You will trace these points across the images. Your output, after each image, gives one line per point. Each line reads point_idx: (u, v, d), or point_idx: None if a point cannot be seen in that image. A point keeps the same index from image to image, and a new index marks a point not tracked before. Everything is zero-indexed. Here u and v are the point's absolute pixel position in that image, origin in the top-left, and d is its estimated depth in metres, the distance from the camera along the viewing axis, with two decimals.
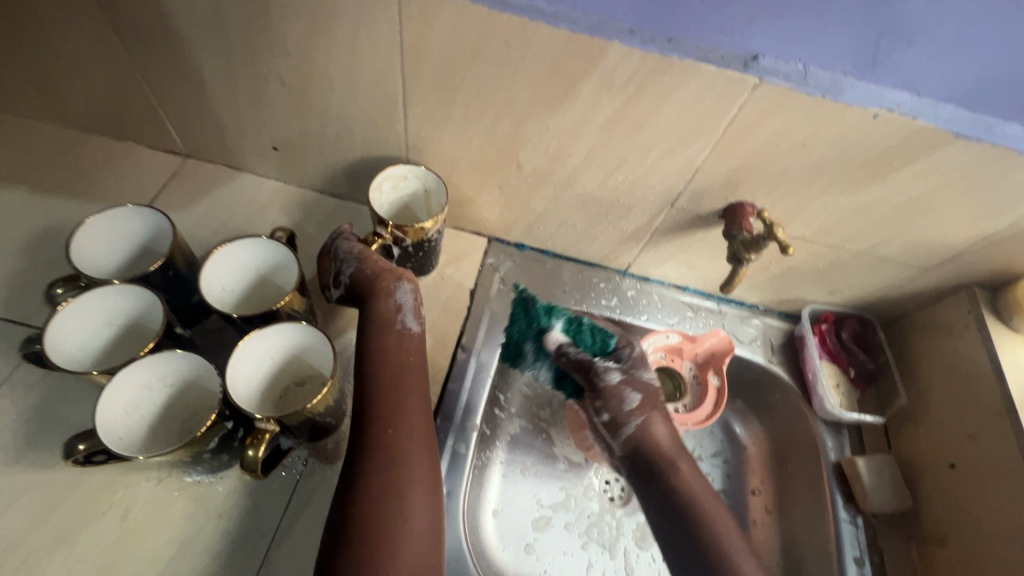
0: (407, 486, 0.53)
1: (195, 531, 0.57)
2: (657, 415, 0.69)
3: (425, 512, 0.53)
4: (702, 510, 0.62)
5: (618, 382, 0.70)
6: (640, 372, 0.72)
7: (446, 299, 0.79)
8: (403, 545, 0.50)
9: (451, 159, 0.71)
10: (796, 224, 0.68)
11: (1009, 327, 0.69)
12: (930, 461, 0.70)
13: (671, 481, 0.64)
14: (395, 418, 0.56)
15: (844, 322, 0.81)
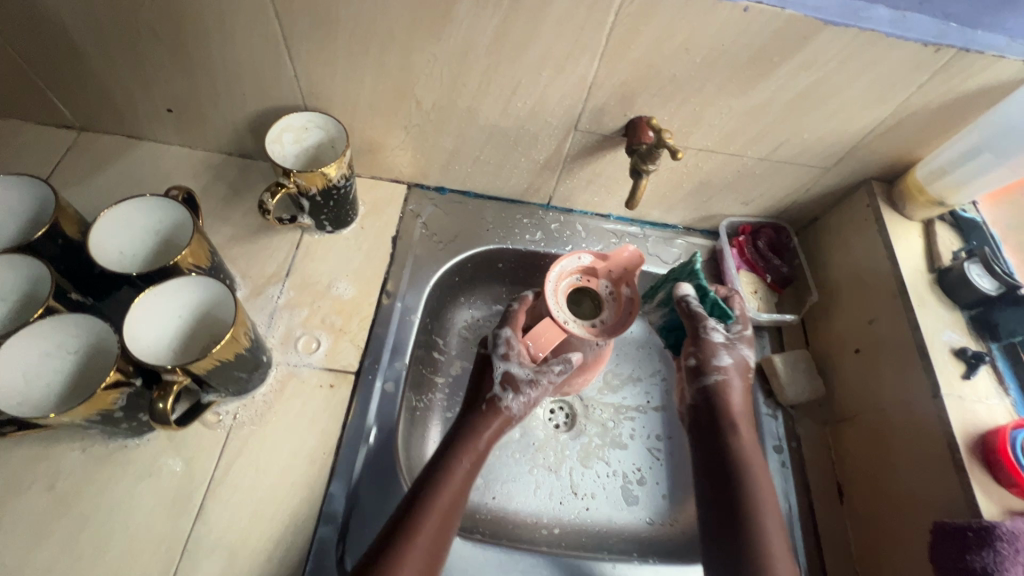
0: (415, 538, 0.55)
1: (126, 492, 0.58)
2: (740, 379, 0.70)
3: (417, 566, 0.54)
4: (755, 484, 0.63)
5: (719, 342, 0.71)
6: (741, 346, 0.72)
7: (368, 248, 0.79)
8: None
9: (349, 101, 0.70)
10: (697, 135, 0.69)
11: (903, 215, 0.72)
12: (840, 350, 0.74)
13: (750, 469, 0.64)
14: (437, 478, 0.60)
15: (759, 232, 0.84)
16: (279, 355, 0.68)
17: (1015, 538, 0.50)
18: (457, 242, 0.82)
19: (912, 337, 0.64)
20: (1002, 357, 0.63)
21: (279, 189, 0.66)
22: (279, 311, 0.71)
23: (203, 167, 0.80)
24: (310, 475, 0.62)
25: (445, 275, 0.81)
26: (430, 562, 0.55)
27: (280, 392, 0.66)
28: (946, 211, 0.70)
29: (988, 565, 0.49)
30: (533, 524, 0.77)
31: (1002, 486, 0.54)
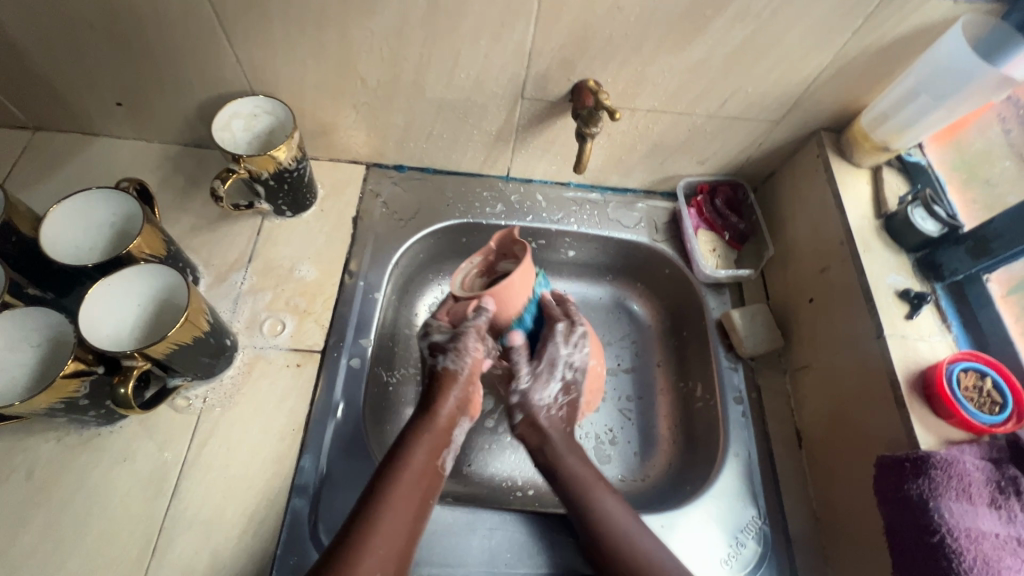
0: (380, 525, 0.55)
1: (102, 477, 0.60)
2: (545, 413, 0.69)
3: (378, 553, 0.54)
4: (590, 501, 0.61)
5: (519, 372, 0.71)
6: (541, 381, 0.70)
7: (329, 229, 0.80)
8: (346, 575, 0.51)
9: (295, 83, 0.70)
10: (643, 95, 0.70)
11: (852, 163, 0.73)
12: (796, 301, 0.76)
13: (567, 467, 0.64)
14: (401, 464, 0.60)
15: (717, 190, 0.84)
16: (245, 339, 0.70)
17: (949, 465, 0.52)
18: (418, 218, 0.83)
19: (859, 283, 0.65)
20: (946, 296, 0.64)
21: (230, 175, 0.67)
22: (243, 296, 0.73)
23: (160, 159, 0.81)
24: (280, 451, 0.64)
25: (407, 251, 0.81)
26: (389, 555, 0.54)
27: (247, 374, 0.68)
28: (892, 156, 0.71)
29: (923, 492, 0.52)
30: (507, 487, 0.76)
31: (941, 418, 0.56)
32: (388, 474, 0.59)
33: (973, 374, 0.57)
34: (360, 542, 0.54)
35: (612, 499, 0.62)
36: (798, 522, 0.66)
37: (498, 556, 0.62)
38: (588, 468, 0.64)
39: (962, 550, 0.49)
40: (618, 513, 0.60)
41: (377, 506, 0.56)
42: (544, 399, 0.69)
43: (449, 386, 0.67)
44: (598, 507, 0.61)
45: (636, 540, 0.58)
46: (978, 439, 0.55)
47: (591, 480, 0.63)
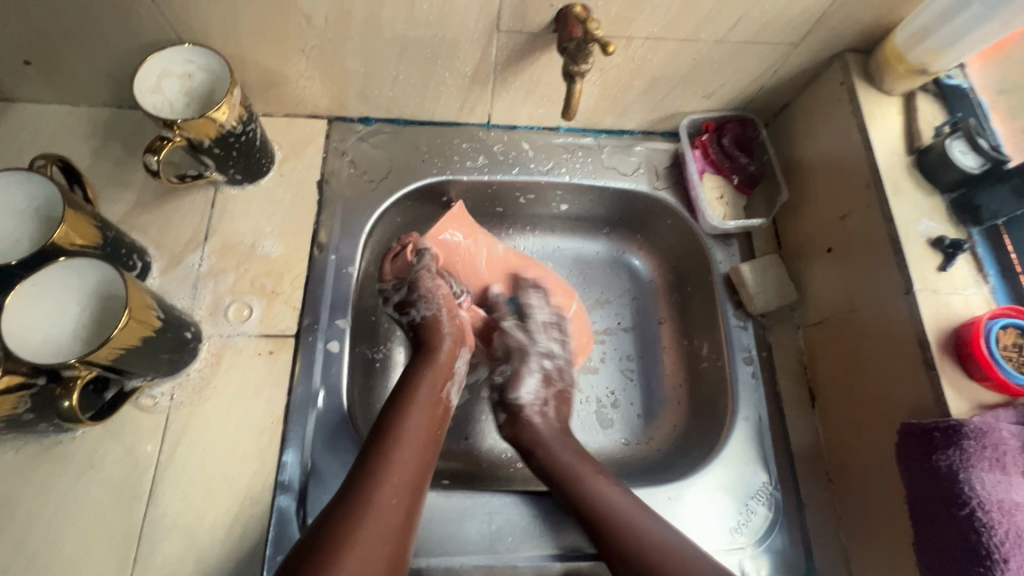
0: (393, 460, 0.52)
1: (69, 487, 0.56)
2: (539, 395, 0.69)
3: (395, 488, 0.50)
4: (604, 507, 0.55)
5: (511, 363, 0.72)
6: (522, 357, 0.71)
7: (292, 197, 0.71)
8: (366, 513, 0.48)
9: (227, 25, 0.59)
10: (640, 21, 0.59)
11: (880, 90, 0.63)
12: (813, 250, 0.69)
13: (587, 485, 0.57)
14: (399, 404, 0.57)
15: (724, 128, 0.75)
16: (209, 327, 0.64)
17: (983, 434, 0.47)
18: (391, 178, 0.74)
19: (885, 231, 0.58)
20: (983, 242, 0.58)
21: (164, 143, 0.58)
22: (202, 280, 0.65)
23: (87, 126, 0.70)
24: (259, 446, 0.60)
25: (382, 216, 0.73)
26: (412, 490, 0.51)
27: (216, 366, 0.62)
28: (928, 80, 0.61)
29: (953, 463, 0.48)
30: (506, 459, 0.72)
31: (974, 380, 0.51)
32: (395, 412, 0.56)
33: (1012, 330, 0.51)
34: (372, 477, 0.50)
35: (625, 499, 0.56)
36: (811, 485, 0.64)
37: (500, 540, 0.60)
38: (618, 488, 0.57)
39: (994, 523, 0.45)
40: (614, 499, 0.56)
41: (389, 442, 0.53)
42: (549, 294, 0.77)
43: (438, 327, 0.66)
44: (596, 500, 0.56)
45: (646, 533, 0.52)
46: (1013, 402, 0.51)
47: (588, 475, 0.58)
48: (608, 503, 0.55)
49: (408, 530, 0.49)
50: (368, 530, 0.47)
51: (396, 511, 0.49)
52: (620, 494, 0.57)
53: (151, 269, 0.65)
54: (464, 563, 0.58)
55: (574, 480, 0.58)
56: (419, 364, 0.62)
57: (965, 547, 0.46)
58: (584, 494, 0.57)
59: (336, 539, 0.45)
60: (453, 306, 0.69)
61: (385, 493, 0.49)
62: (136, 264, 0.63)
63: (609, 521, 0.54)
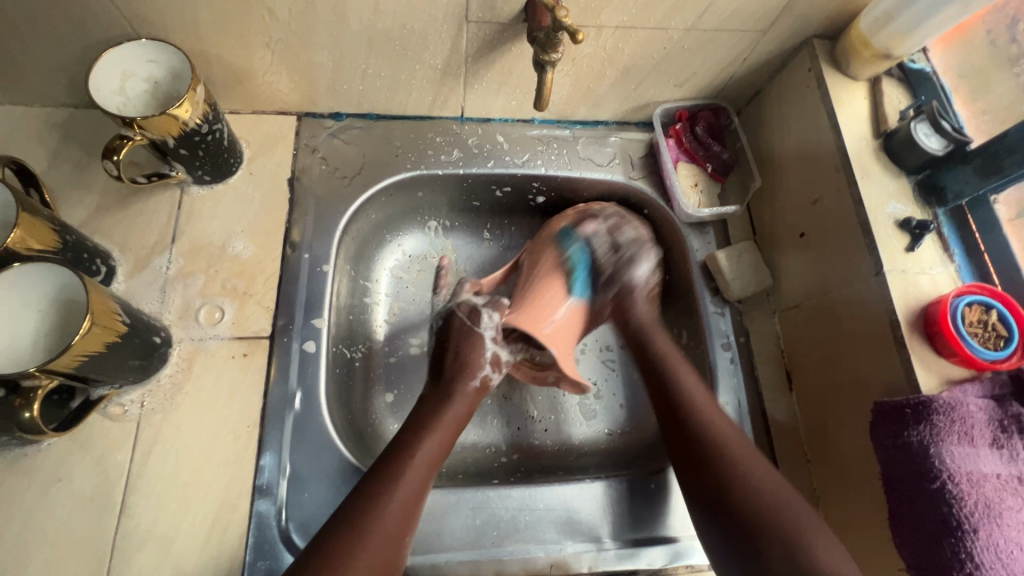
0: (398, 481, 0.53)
1: (35, 502, 0.54)
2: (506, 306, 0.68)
3: (397, 501, 0.52)
4: (719, 438, 0.56)
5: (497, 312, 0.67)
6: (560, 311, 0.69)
7: (262, 196, 0.70)
8: (370, 529, 0.49)
9: (186, 19, 0.57)
10: (610, 9, 0.59)
11: (847, 76, 0.64)
12: (786, 236, 0.70)
13: (689, 401, 0.59)
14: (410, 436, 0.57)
15: (697, 117, 0.76)
16: (179, 332, 0.62)
17: (951, 409, 0.48)
18: (364, 174, 0.73)
19: (855, 215, 0.59)
20: (948, 222, 0.59)
21: (125, 143, 0.56)
22: (171, 283, 0.64)
23: (42, 126, 0.67)
24: (236, 450, 0.58)
25: (357, 214, 0.72)
26: (409, 511, 0.52)
27: (188, 372, 0.61)
28: (893, 65, 0.63)
29: (924, 439, 0.49)
30: (492, 453, 0.72)
31: (942, 356, 0.52)
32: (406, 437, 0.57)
33: (978, 307, 0.53)
34: (377, 491, 0.52)
35: (729, 426, 0.57)
36: (790, 466, 0.65)
37: (484, 535, 0.59)
38: (677, 352, 0.65)
39: (963, 494, 0.47)
40: (715, 420, 0.57)
41: (397, 460, 0.54)
42: (641, 275, 0.71)
43: (473, 368, 0.63)
44: (720, 449, 0.55)
45: (746, 467, 0.53)
46: (980, 376, 0.52)
47: (676, 364, 0.63)
48: (710, 427, 0.57)
49: (418, 502, 0.53)
50: (370, 542, 0.49)
51: (396, 513, 0.51)
52: (708, 393, 0.60)
53: (116, 273, 0.63)
54: (450, 560, 0.58)
55: (680, 401, 0.59)
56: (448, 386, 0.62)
57: (937, 520, 0.47)
58: (705, 428, 0.56)
59: (337, 556, 0.47)
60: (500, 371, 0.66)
61: (389, 507, 0.51)
62: (100, 269, 0.61)
63: (717, 451, 0.55)
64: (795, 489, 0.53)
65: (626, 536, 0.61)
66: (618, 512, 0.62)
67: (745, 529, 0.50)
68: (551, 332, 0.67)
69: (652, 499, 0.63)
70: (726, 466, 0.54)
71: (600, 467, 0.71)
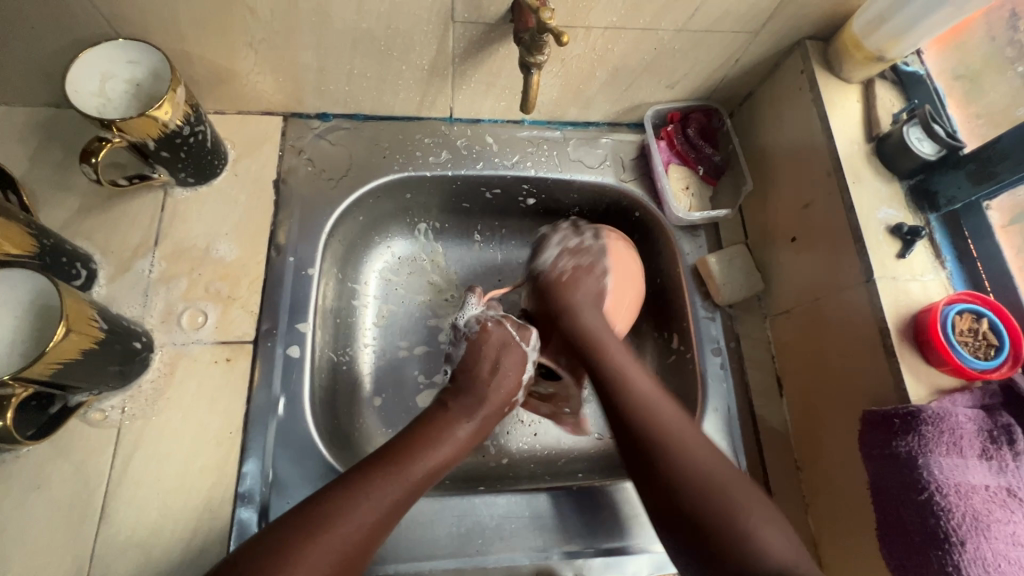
0: (375, 491, 0.51)
1: (13, 509, 0.53)
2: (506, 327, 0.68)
3: (365, 514, 0.50)
4: (653, 414, 0.57)
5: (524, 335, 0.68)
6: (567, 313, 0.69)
7: (246, 198, 0.69)
8: (326, 531, 0.48)
9: (166, 17, 0.56)
10: (599, 10, 0.58)
11: (840, 78, 0.63)
12: (778, 240, 0.69)
13: (610, 364, 0.62)
14: (403, 447, 0.55)
15: (689, 118, 0.75)
16: (161, 336, 0.61)
17: (940, 419, 0.48)
18: (351, 176, 0.72)
19: (847, 220, 0.58)
20: (940, 228, 0.58)
21: (102, 145, 0.55)
22: (153, 287, 0.63)
23: (23, 127, 0.66)
24: (218, 457, 0.58)
25: (343, 216, 0.71)
26: (375, 526, 0.50)
27: (170, 377, 0.60)
28: (886, 67, 0.62)
29: (912, 449, 0.48)
30: (480, 458, 0.71)
31: (932, 365, 0.52)
32: (402, 448, 0.55)
33: (968, 316, 0.52)
34: (347, 500, 0.50)
35: (647, 382, 0.60)
36: (780, 473, 0.64)
37: (469, 543, 0.59)
38: (632, 362, 0.62)
39: (951, 506, 0.46)
40: (653, 400, 0.58)
41: (383, 470, 0.53)
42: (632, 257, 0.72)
43: (508, 389, 0.64)
44: (643, 408, 0.57)
45: (671, 443, 0.54)
46: (970, 385, 0.51)
47: (608, 351, 0.63)
48: (648, 416, 0.56)
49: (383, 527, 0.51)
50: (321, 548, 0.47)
51: (357, 525, 0.49)
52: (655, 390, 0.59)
53: (97, 276, 0.62)
54: (434, 568, 0.57)
55: (599, 352, 0.63)
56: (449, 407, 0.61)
57: (925, 532, 0.47)
58: (645, 413, 0.57)
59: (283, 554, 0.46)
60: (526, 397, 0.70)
61: (348, 520, 0.49)
62: (80, 272, 0.60)
63: (662, 443, 0.55)
64: (734, 469, 0.54)
65: (611, 545, 0.61)
66: (605, 520, 0.62)
67: (683, 514, 0.51)
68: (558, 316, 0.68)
69: (639, 507, 0.62)
70: (643, 432, 0.56)
71: (588, 472, 0.70)
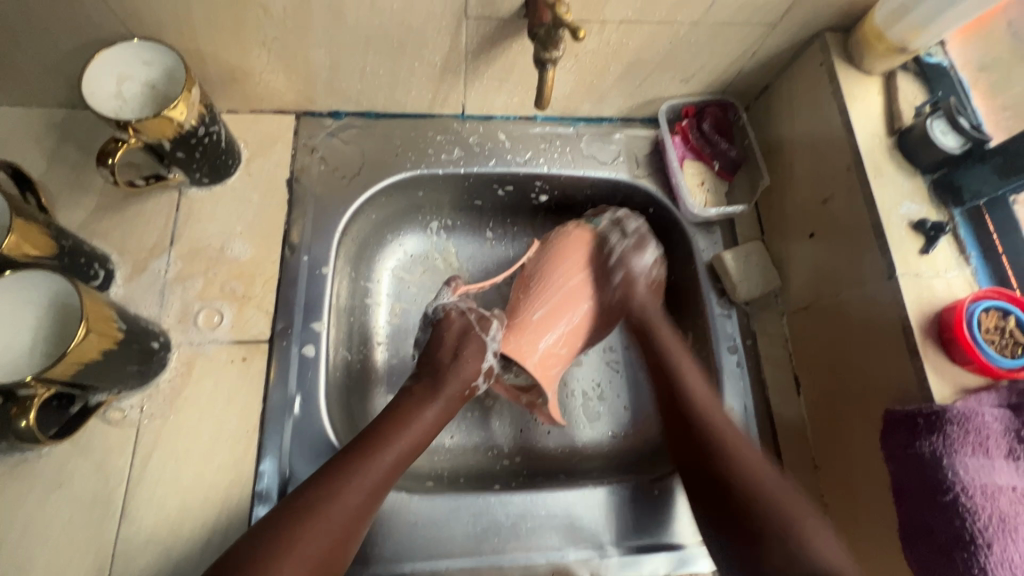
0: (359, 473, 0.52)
1: (36, 507, 0.54)
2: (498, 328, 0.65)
3: (354, 496, 0.51)
4: (721, 427, 0.57)
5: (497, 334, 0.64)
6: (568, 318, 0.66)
7: (260, 197, 0.69)
8: (318, 516, 0.49)
9: (180, 17, 0.56)
10: (614, 4, 0.57)
11: (860, 71, 0.62)
12: (796, 236, 0.68)
13: (672, 361, 0.62)
14: (381, 428, 0.56)
15: (704, 113, 0.74)
16: (178, 336, 0.61)
17: (966, 419, 0.47)
18: (363, 174, 0.71)
19: (868, 216, 0.57)
20: (965, 223, 0.57)
21: (119, 146, 0.55)
22: (169, 286, 0.63)
23: (40, 128, 0.66)
24: (235, 456, 0.58)
25: (356, 214, 0.71)
26: (365, 506, 0.52)
27: (187, 376, 0.60)
28: (909, 59, 0.60)
29: (937, 450, 0.47)
30: (494, 456, 0.71)
31: (957, 363, 0.51)
32: (382, 428, 0.56)
33: (994, 313, 0.51)
34: (334, 483, 0.51)
35: (700, 385, 0.61)
36: (797, 472, 0.64)
37: (485, 542, 0.59)
38: (678, 342, 0.64)
39: (977, 508, 0.45)
40: (710, 407, 0.59)
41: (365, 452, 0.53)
42: (644, 265, 0.67)
43: (467, 376, 0.61)
44: (710, 414, 0.58)
45: (742, 455, 0.55)
46: (996, 384, 0.50)
47: (665, 346, 0.63)
48: (711, 420, 0.58)
49: (373, 504, 0.52)
50: (314, 534, 0.48)
51: (349, 505, 0.51)
52: (710, 395, 0.60)
53: (114, 276, 0.62)
54: (450, 567, 0.58)
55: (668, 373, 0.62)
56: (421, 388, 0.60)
57: (949, 534, 0.46)
58: (695, 409, 0.59)
59: (280, 542, 0.47)
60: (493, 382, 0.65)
61: (340, 502, 0.50)
62: (98, 273, 0.60)
63: (700, 411, 0.58)
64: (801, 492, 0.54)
65: (627, 544, 0.60)
66: (621, 519, 0.61)
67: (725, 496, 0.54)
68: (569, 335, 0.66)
69: (655, 506, 0.62)
70: (723, 449, 0.56)
71: (603, 470, 0.70)
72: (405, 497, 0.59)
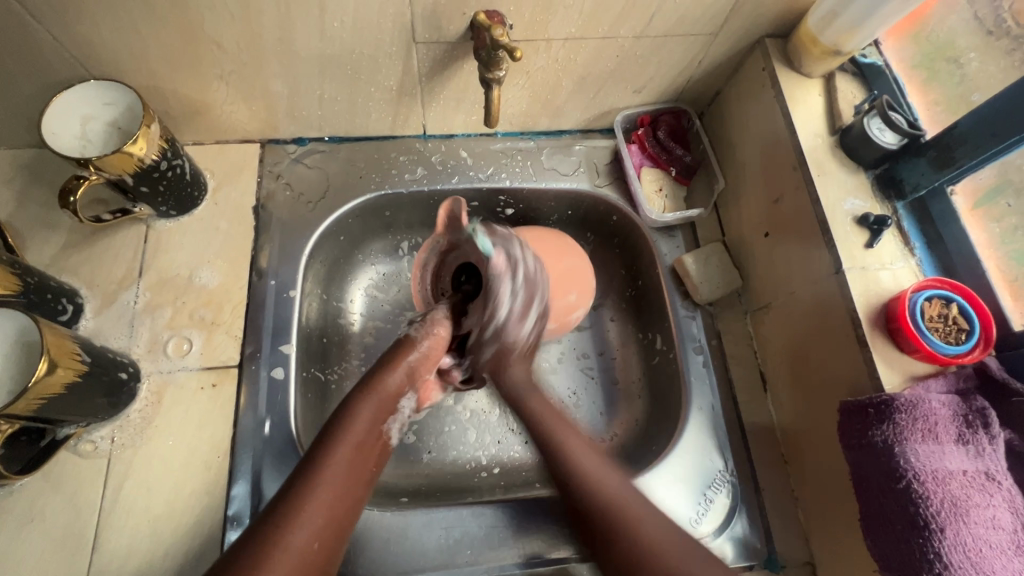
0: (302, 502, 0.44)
1: (8, 543, 0.54)
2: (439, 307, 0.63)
3: (307, 526, 0.43)
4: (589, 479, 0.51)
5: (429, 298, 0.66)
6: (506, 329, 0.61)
7: (227, 225, 0.70)
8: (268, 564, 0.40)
9: (137, 56, 0.58)
10: (556, 22, 0.59)
11: (801, 74, 0.64)
12: (752, 236, 0.69)
13: (556, 436, 0.55)
14: (316, 448, 0.48)
15: (659, 121, 0.76)
16: (148, 365, 0.62)
17: (914, 406, 0.48)
18: (328, 198, 0.73)
19: (814, 213, 0.59)
20: (908, 215, 0.58)
21: (81, 183, 0.57)
22: (139, 317, 0.64)
23: (9, 169, 0.68)
24: (207, 481, 0.59)
25: (323, 237, 0.72)
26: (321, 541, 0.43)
27: (157, 405, 0.61)
28: (844, 61, 0.62)
29: (888, 438, 0.48)
30: (470, 468, 0.71)
31: (905, 353, 0.52)
32: (325, 440, 0.49)
33: (938, 301, 0.52)
34: (286, 520, 0.42)
35: (589, 456, 0.53)
36: (767, 468, 0.64)
37: (458, 554, 0.59)
38: (553, 411, 0.58)
39: (929, 493, 0.46)
40: (599, 474, 0.51)
41: (311, 476, 0.46)
42: (524, 333, 0.62)
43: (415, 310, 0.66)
44: (573, 469, 0.52)
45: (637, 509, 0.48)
46: (945, 371, 0.51)
47: (556, 426, 0.56)
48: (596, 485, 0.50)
49: (361, 472, 0.49)
50: None
51: (304, 540, 0.42)
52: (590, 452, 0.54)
53: (84, 310, 0.63)
54: None
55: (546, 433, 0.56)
56: (356, 390, 0.53)
57: (905, 520, 0.47)
58: (578, 465, 0.52)
59: None
60: (437, 360, 0.59)
61: (300, 536, 0.42)
62: (66, 308, 0.61)
63: (567, 462, 0.53)
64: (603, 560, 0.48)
65: None
66: None
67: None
68: (495, 356, 0.62)
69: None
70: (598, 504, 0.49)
71: None
72: (377, 513, 0.60)
